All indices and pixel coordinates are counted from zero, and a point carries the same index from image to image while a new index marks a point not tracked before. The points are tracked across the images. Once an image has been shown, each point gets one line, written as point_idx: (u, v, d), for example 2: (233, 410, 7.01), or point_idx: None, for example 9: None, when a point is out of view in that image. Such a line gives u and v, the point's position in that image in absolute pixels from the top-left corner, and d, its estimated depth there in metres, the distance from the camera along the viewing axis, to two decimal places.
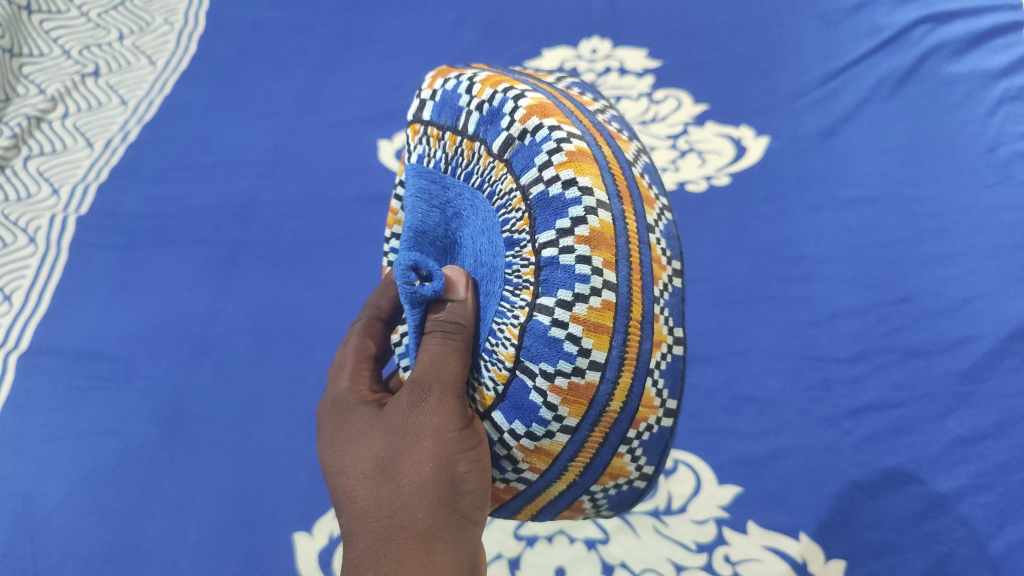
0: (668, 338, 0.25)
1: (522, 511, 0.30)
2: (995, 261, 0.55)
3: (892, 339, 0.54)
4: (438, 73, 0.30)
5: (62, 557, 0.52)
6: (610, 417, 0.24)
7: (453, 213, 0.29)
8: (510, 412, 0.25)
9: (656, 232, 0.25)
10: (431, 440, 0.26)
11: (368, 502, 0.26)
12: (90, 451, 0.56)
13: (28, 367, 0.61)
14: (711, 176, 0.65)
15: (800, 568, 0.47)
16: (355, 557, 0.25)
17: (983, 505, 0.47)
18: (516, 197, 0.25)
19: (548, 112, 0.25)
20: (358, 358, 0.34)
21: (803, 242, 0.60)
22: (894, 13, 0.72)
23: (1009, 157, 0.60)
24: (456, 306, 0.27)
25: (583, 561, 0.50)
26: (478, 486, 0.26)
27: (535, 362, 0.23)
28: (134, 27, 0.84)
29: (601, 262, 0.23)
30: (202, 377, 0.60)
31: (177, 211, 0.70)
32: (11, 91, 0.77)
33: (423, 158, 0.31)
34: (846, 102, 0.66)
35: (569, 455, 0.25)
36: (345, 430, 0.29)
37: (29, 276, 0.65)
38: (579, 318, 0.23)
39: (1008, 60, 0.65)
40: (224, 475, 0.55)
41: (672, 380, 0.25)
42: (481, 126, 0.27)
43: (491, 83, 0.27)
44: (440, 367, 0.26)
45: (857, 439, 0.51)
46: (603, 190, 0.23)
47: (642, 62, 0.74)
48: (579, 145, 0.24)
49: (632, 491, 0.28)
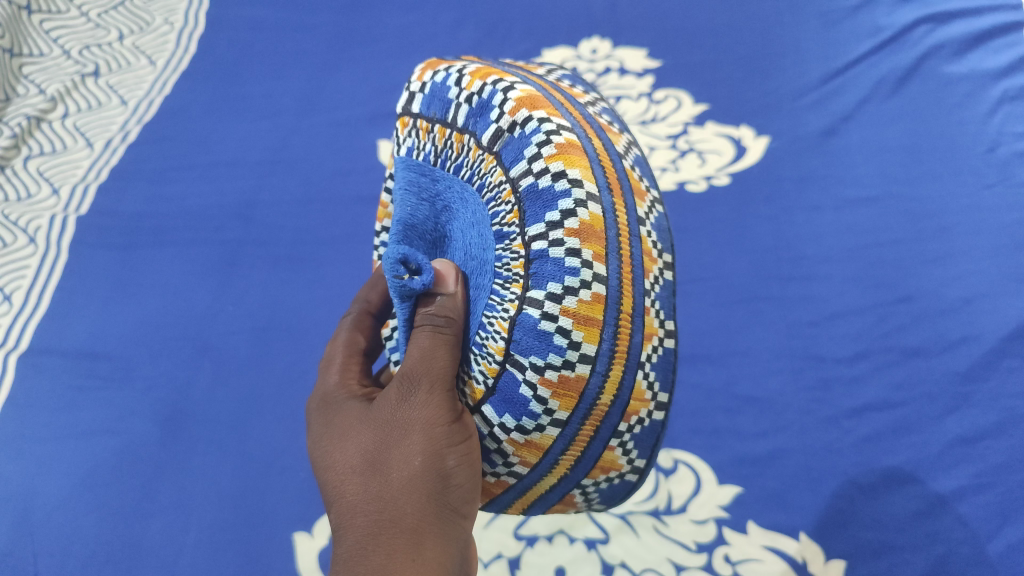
0: (659, 331, 0.25)
1: (513, 505, 0.30)
2: (995, 261, 0.55)
3: (892, 339, 0.54)
4: (428, 66, 0.30)
5: (61, 557, 0.52)
6: (601, 410, 0.24)
7: (443, 206, 0.29)
8: (501, 406, 0.25)
9: (647, 225, 0.25)
10: (420, 434, 0.26)
11: (356, 496, 0.26)
12: (90, 451, 0.57)
13: (28, 367, 0.61)
14: (711, 176, 0.64)
15: (801, 568, 0.47)
16: (344, 552, 0.25)
17: (983, 505, 0.47)
18: (505, 190, 0.25)
19: (538, 104, 0.25)
20: (348, 353, 0.34)
21: (803, 242, 0.60)
22: (895, 13, 0.72)
23: (1009, 157, 0.59)
24: (446, 300, 0.27)
25: (583, 561, 0.50)
26: (468, 479, 0.26)
27: (525, 355, 0.23)
28: (134, 27, 0.85)
29: (591, 254, 0.23)
30: (203, 377, 0.60)
31: (177, 211, 0.70)
32: (11, 91, 0.77)
33: (413, 151, 0.31)
34: (847, 102, 0.66)
35: (560, 449, 0.25)
36: (334, 424, 0.29)
37: (29, 276, 0.65)
38: (569, 311, 0.22)
39: (1009, 60, 0.65)
40: (224, 475, 0.55)
41: (663, 373, 0.25)
42: (471, 119, 0.27)
43: (481, 75, 0.27)
44: (429, 361, 0.26)
45: (858, 439, 0.51)
46: (593, 183, 0.23)
47: (642, 62, 0.74)
48: (568, 137, 0.24)
49: (624, 484, 0.28)
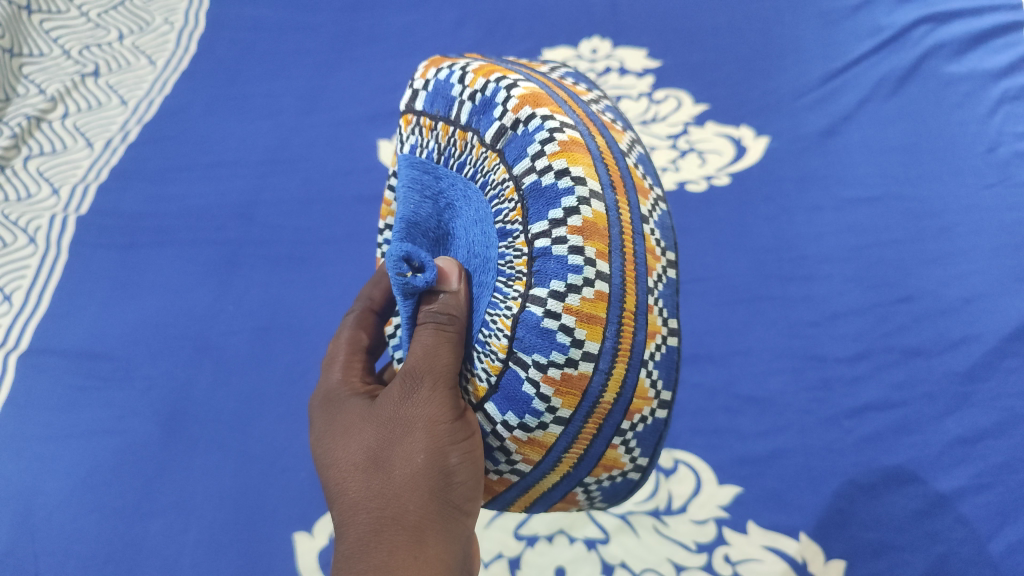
0: (662, 329, 0.25)
1: (516, 503, 0.30)
2: (995, 261, 0.55)
3: (892, 339, 0.54)
4: (431, 63, 0.30)
5: (61, 557, 0.52)
6: (603, 409, 0.24)
7: (446, 204, 0.29)
8: (503, 404, 0.25)
9: (650, 223, 0.25)
10: (422, 432, 0.26)
11: (359, 494, 0.26)
12: (90, 451, 0.56)
13: (27, 367, 0.61)
14: (711, 176, 0.64)
15: (801, 568, 0.47)
16: (346, 550, 0.25)
17: (983, 505, 0.47)
18: (508, 187, 0.25)
19: (541, 102, 0.25)
20: (350, 350, 0.34)
21: (803, 242, 0.60)
22: (895, 13, 0.72)
23: (1009, 157, 0.59)
24: (449, 298, 0.27)
25: (583, 561, 0.50)
26: (470, 477, 0.26)
27: (528, 354, 0.23)
28: (134, 27, 0.85)
29: (594, 252, 0.23)
30: (203, 377, 0.60)
31: (177, 210, 0.70)
32: (11, 91, 0.77)
33: (416, 149, 0.31)
34: (847, 102, 0.66)
35: (563, 447, 0.25)
36: (337, 422, 0.29)
37: (29, 276, 0.65)
38: (572, 309, 0.22)
39: (1008, 61, 0.65)
40: (224, 474, 0.55)
41: (667, 371, 0.25)
42: (474, 116, 0.27)
43: (484, 73, 0.27)
44: (432, 359, 0.26)
45: (858, 438, 0.51)
46: (595, 180, 0.23)
47: (642, 62, 0.74)
48: (571, 134, 0.24)
49: (626, 483, 0.28)
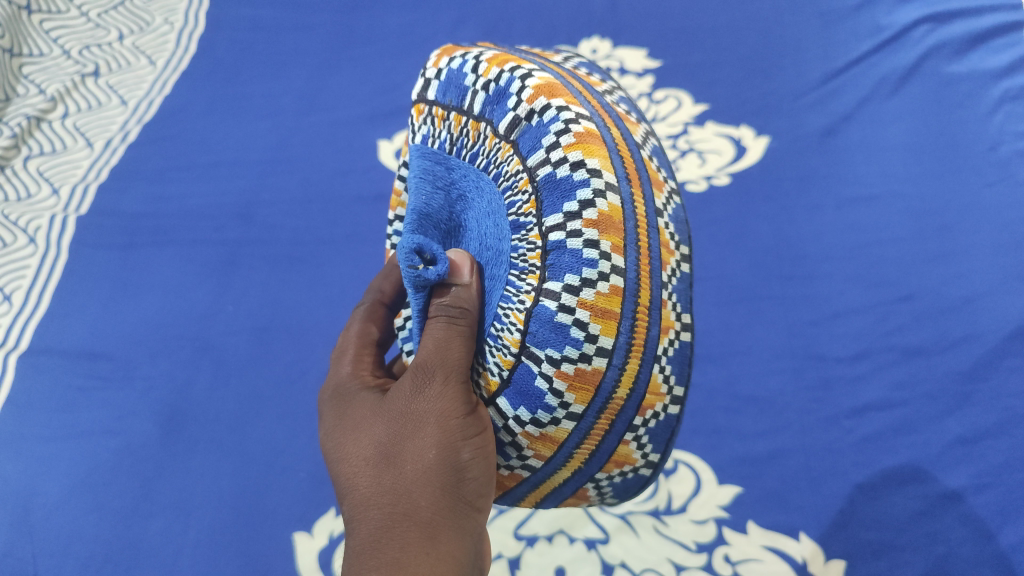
0: (675, 324, 0.25)
1: (526, 498, 0.30)
2: (996, 261, 0.55)
3: (893, 339, 0.54)
4: (443, 52, 0.30)
5: (60, 558, 0.52)
6: (616, 404, 0.24)
7: (458, 195, 0.29)
8: (515, 398, 0.25)
9: (664, 216, 0.25)
10: (434, 427, 0.26)
11: (370, 489, 0.26)
12: (89, 452, 0.56)
13: (27, 367, 0.60)
14: (711, 176, 0.65)
15: (801, 568, 0.47)
16: (357, 545, 0.25)
17: (984, 504, 0.47)
18: (522, 179, 0.25)
19: (556, 92, 0.25)
20: (361, 344, 0.34)
21: (803, 242, 0.60)
22: (895, 13, 0.72)
23: (1009, 156, 0.59)
24: (460, 290, 0.27)
25: (583, 561, 0.50)
26: (483, 473, 0.26)
27: (541, 348, 0.23)
28: (134, 27, 0.84)
29: (609, 246, 0.23)
30: (202, 377, 0.59)
31: (177, 210, 0.70)
32: (11, 91, 0.77)
33: (428, 139, 0.31)
34: (846, 102, 0.67)
35: (574, 442, 0.25)
36: (347, 416, 0.29)
37: (29, 276, 0.65)
38: (587, 303, 0.22)
39: (1009, 60, 0.65)
40: (224, 474, 0.55)
41: (679, 366, 0.25)
42: (488, 107, 0.27)
43: (498, 62, 0.27)
44: (443, 352, 0.26)
45: (858, 438, 0.51)
46: (611, 173, 0.23)
47: (642, 62, 0.74)
48: (587, 126, 0.24)
49: (637, 479, 0.28)
